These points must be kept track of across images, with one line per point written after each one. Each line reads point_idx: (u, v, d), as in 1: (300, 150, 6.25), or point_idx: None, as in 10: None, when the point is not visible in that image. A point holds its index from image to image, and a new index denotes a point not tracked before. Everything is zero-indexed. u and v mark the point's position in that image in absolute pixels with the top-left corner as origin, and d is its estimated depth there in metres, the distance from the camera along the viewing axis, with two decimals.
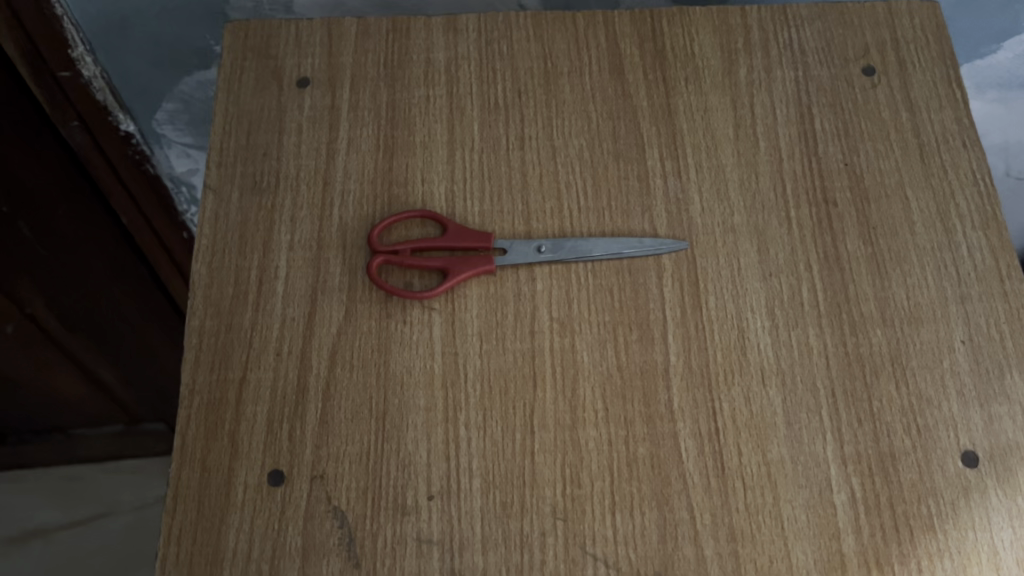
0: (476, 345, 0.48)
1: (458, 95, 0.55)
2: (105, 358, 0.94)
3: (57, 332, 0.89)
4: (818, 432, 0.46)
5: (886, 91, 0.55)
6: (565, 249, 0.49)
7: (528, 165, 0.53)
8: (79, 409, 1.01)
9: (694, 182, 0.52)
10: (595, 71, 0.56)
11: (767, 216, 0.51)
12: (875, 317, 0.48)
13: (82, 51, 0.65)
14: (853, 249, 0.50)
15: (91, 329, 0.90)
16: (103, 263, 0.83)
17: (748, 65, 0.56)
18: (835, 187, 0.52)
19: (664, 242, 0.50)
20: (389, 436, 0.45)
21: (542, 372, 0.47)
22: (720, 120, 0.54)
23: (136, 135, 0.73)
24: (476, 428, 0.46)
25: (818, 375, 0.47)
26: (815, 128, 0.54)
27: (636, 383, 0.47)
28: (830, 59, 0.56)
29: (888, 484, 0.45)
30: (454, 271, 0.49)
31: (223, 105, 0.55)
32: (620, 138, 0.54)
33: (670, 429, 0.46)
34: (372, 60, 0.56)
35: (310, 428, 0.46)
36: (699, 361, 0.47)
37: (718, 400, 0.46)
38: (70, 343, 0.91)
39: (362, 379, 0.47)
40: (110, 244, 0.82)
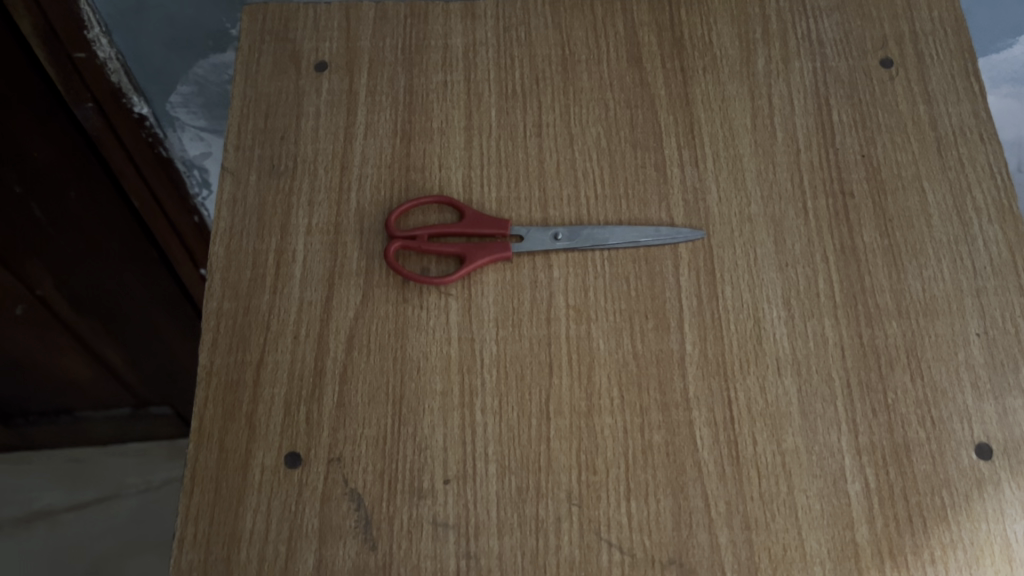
0: (492, 331, 0.48)
1: (476, 81, 0.55)
2: (110, 337, 0.93)
3: (67, 315, 0.89)
4: (833, 422, 0.46)
5: (904, 84, 0.55)
6: (583, 237, 0.50)
7: (545, 152, 0.53)
8: (84, 392, 1.00)
9: (710, 171, 0.52)
10: (612, 58, 0.56)
11: (784, 206, 0.51)
12: (891, 310, 0.49)
13: (98, 32, 0.65)
14: (870, 240, 0.51)
15: (102, 313, 0.90)
16: (114, 252, 0.84)
17: (766, 55, 0.56)
18: (851, 179, 0.52)
19: (680, 230, 0.50)
20: (406, 420, 0.46)
21: (559, 359, 0.47)
22: (738, 110, 0.54)
23: (149, 118, 0.73)
24: (492, 413, 0.46)
25: (833, 366, 0.47)
26: (832, 120, 0.54)
27: (652, 371, 0.47)
28: (846, 51, 0.56)
29: (902, 475, 0.45)
30: (471, 257, 0.49)
31: (241, 88, 0.55)
32: (638, 126, 0.54)
33: (686, 417, 0.46)
34: (390, 45, 0.56)
35: (327, 411, 0.46)
36: (715, 350, 0.47)
37: (734, 390, 0.46)
38: (79, 327, 0.91)
39: (380, 362, 0.47)
40: (118, 234, 0.82)
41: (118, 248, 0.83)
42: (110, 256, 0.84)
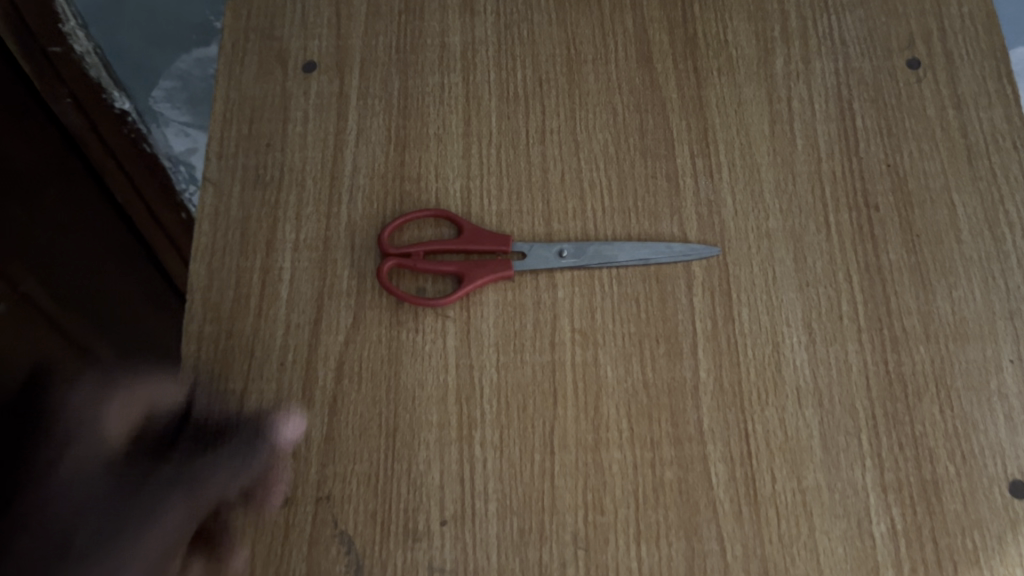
0: (493, 357, 0.45)
1: (475, 83, 0.52)
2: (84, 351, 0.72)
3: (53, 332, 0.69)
4: (856, 457, 0.43)
5: (932, 86, 0.52)
6: (589, 254, 0.46)
7: (549, 161, 0.50)
8: None
9: (726, 181, 0.49)
10: (621, 58, 0.53)
11: (804, 220, 0.48)
12: (918, 334, 0.46)
13: (75, 25, 0.66)
14: (895, 257, 0.47)
15: None
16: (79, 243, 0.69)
17: (785, 55, 0.53)
18: (876, 191, 0.49)
19: (694, 247, 0.47)
20: (400, 455, 0.43)
21: (563, 387, 0.44)
22: (755, 115, 0.51)
23: (132, 113, 0.70)
24: (493, 448, 0.43)
25: (857, 395, 0.44)
26: (855, 126, 0.51)
27: (663, 402, 0.44)
28: (871, 50, 0.53)
29: (931, 515, 0.42)
30: (470, 277, 0.46)
31: (224, 90, 0.51)
32: (648, 132, 0.50)
33: (699, 452, 0.43)
34: (383, 44, 0.53)
35: (315, 445, 0.43)
36: (731, 379, 0.44)
37: (752, 422, 0.43)
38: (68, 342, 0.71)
39: (372, 392, 0.44)
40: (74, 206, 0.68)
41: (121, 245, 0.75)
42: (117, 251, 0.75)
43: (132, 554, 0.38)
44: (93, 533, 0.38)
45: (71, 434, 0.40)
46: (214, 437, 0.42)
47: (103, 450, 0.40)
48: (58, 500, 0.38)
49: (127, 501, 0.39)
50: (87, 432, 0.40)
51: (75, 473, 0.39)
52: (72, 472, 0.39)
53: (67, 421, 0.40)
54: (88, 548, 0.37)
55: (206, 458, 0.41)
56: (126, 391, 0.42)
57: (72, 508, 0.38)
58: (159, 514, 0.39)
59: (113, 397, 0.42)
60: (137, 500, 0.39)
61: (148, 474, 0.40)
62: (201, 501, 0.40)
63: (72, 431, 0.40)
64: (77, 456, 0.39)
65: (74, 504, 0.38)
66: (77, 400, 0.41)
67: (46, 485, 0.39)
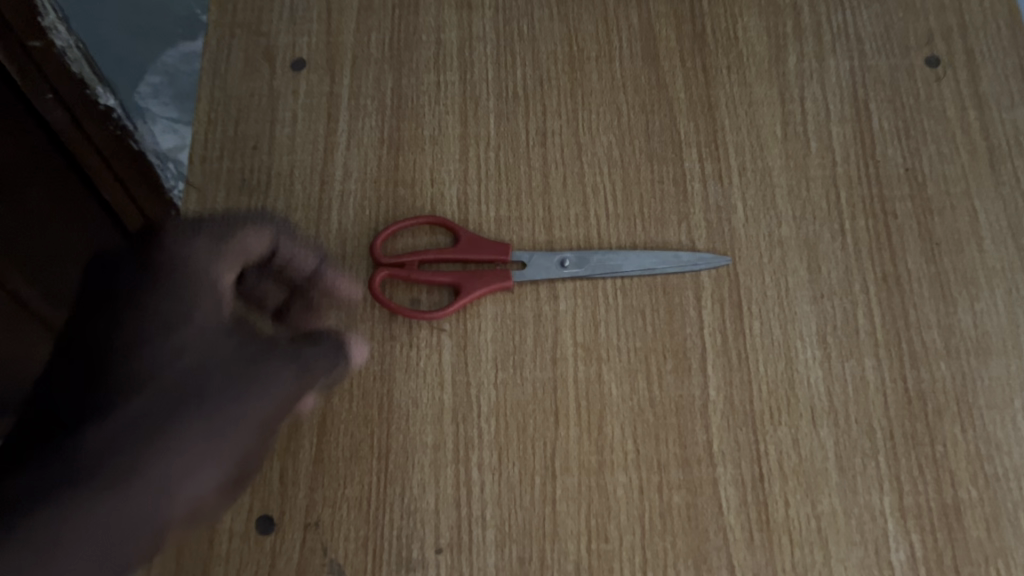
0: (491, 374, 0.42)
1: (473, 82, 0.49)
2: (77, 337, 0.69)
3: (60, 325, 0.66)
4: (873, 480, 0.41)
5: (952, 85, 0.49)
6: (592, 264, 0.44)
7: (550, 165, 0.47)
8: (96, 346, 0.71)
9: (736, 186, 0.47)
10: (626, 55, 0.50)
11: (818, 228, 0.46)
12: (938, 348, 0.43)
13: (55, 19, 0.58)
14: (914, 267, 0.45)
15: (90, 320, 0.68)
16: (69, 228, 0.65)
17: (798, 52, 0.50)
18: (893, 197, 0.46)
19: (702, 256, 0.44)
20: (393, 478, 0.40)
21: (565, 405, 0.42)
22: (766, 116, 0.48)
23: (117, 109, 0.66)
24: (491, 471, 0.40)
25: (874, 414, 0.42)
26: (872, 128, 0.48)
27: (670, 421, 0.42)
28: (888, 47, 0.50)
29: (953, 542, 0.40)
30: (467, 288, 0.44)
31: (209, 88, 0.49)
32: (654, 134, 0.48)
33: (709, 474, 0.41)
34: (376, 40, 0.50)
35: (304, 468, 0.41)
36: (742, 397, 0.42)
37: (764, 443, 0.41)
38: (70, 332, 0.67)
39: (363, 411, 0.42)
40: (73, 190, 0.64)
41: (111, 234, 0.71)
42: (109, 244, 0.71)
43: (223, 408, 0.31)
44: (174, 347, 0.32)
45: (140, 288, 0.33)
46: (303, 339, 0.35)
47: (192, 305, 0.33)
48: (145, 331, 0.32)
49: (217, 347, 0.32)
50: (202, 281, 0.34)
51: (156, 325, 0.32)
52: (167, 331, 0.32)
53: (182, 265, 0.34)
54: (184, 395, 0.31)
55: (314, 342, 0.35)
56: (220, 227, 0.36)
57: (163, 339, 0.32)
58: (269, 365, 0.33)
59: (215, 236, 0.36)
60: (243, 352, 0.33)
61: (241, 342, 0.33)
62: (302, 387, 0.33)
63: (153, 280, 0.33)
64: (128, 327, 0.32)
65: (171, 334, 0.32)
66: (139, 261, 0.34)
67: (153, 352, 0.31)
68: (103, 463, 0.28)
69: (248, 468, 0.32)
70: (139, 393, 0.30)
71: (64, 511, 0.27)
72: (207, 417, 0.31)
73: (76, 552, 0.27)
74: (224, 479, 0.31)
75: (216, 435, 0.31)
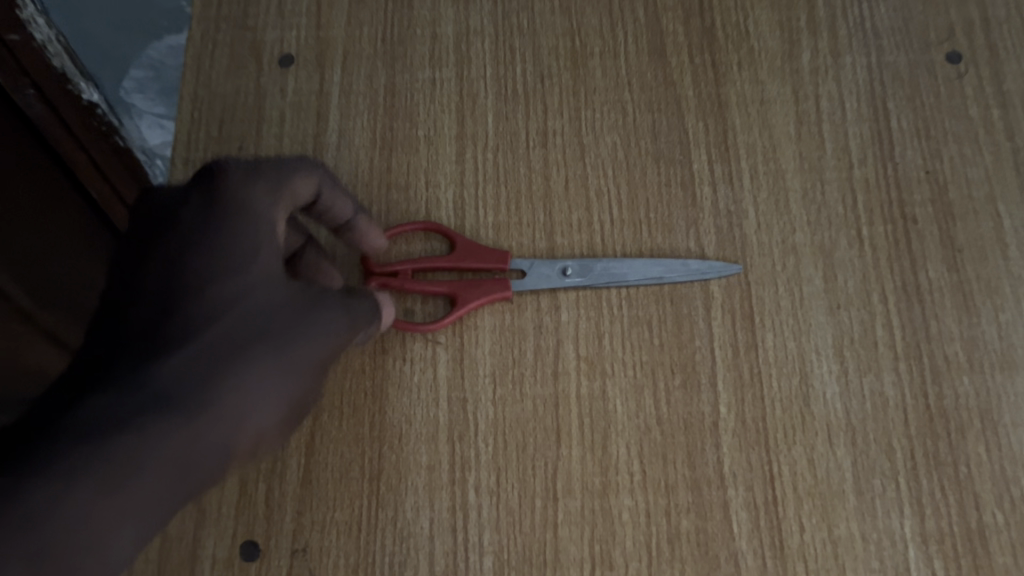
0: (488, 390, 0.40)
1: (470, 79, 0.47)
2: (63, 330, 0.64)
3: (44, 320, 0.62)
4: (893, 504, 0.39)
5: (975, 82, 0.46)
6: (596, 272, 0.41)
7: (551, 167, 0.45)
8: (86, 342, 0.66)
9: (748, 190, 0.44)
10: (631, 51, 0.48)
11: (834, 234, 0.43)
12: (961, 363, 0.41)
13: (33, 11, 0.55)
14: (935, 276, 0.42)
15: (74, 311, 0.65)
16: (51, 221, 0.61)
17: (812, 47, 0.48)
18: (913, 201, 0.44)
19: (711, 264, 0.42)
20: (385, 502, 0.38)
21: (567, 424, 0.40)
22: (779, 115, 0.46)
23: (102, 105, 0.63)
24: (488, 493, 0.38)
25: (893, 433, 0.40)
26: (891, 128, 0.46)
27: (678, 440, 0.39)
28: (907, 42, 0.48)
29: (977, 570, 0.37)
30: (463, 297, 0.41)
31: (193, 86, 0.46)
32: (661, 135, 0.46)
33: (719, 497, 0.38)
34: (368, 35, 0.48)
35: (291, 490, 0.39)
36: (754, 415, 0.40)
37: (777, 463, 0.39)
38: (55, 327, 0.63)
39: (353, 430, 0.39)
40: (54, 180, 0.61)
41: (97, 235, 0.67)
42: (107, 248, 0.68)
43: (288, 346, 0.33)
44: (238, 288, 0.33)
45: (202, 230, 0.34)
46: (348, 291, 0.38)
47: (249, 253, 0.34)
48: (206, 272, 0.33)
49: (277, 292, 0.34)
50: (255, 226, 0.35)
51: (219, 264, 0.33)
52: (228, 272, 0.33)
53: (239, 207, 0.35)
54: (256, 329, 0.33)
55: (345, 301, 0.37)
56: (276, 170, 0.37)
57: (226, 279, 0.33)
58: (321, 314, 0.35)
59: (270, 179, 0.37)
60: (298, 299, 0.35)
61: (300, 289, 0.35)
62: (350, 337, 0.36)
63: (214, 223, 0.34)
64: (195, 261, 0.33)
65: (231, 276, 0.33)
66: (199, 205, 0.35)
67: (233, 291, 0.33)
68: (188, 385, 0.30)
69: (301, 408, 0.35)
70: (217, 323, 0.32)
71: (163, 431, 0.29)
72: (283, 354, 0.33)
73: (165, 470, 0.29)
74: (283, 414, 0.33)
75: (281, 370, 0.33)
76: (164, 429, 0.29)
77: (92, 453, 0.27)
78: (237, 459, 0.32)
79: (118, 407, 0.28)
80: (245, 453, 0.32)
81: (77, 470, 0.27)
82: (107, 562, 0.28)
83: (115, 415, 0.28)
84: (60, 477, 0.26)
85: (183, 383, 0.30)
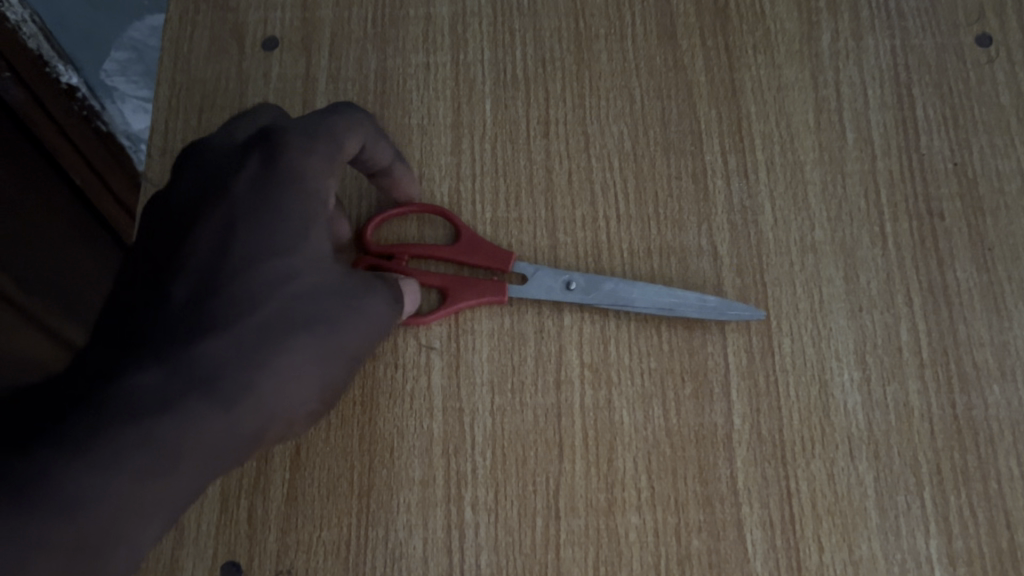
0: (486, 399, 0.37)
1: (467, 63, 0.44)
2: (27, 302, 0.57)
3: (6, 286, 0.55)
4: (919, 522, 0.36)
5: (1006, 68, 0.43)
6: (603, 292, 0.38)
7: (554, 158, 0.42)
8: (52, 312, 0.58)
9: (763, 183, 0.41)
10: (639, 33, 0.45)
11: (856, 231, 0.41)
12: (992, 370, 0.38)
13: None
14: (964, 277, 0.40)
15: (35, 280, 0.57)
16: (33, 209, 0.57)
17: (833, 29, 0.45)
18: (941, 195, 0.41)
19: (737, 308, 0.38)
20: (375, 520, 0.36)
21: (570, 436, 0.37)
22: (797, 101, 0.43)
23: (81, 87, 0.62)
24: (486, 511, 0.36)
25: (920, 446, 0.37)
26: (916, 116, 0.43)
27: (689, 454, 0.37)
28: (933, 24, 0.45)
29: None
30: (455, 295, 0.39)
31: (170, 71, 0.44)
32: (672, 124, 0.43)
33: (733, 515, 0.36)
34: (358, 16, 0.45)
35: (275, 508, 0.36)
36: (770, 427, 0.37)
37: (795, 479, 0.36)
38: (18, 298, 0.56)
39: (342, 442, 0.37)
40: (36, 169, 0.57)
41: (94, 232, 0.62)
42: (105, 248, 0.63)
43: (327, 337, 0.33)
44: (279, 274, 0.33)
45: (250, 202, 0.34)
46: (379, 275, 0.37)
47: (294, 237, 0.33)
48: (254, 254, 0.33)
49: (322, 278, 0.34)
50: (304, 202, 0.34)
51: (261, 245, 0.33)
52: (273, 253, 0.33)
53: (290, 178, 0.34)
54: (295, 318, 0.33)
55: (389, 284, 0.36)
56: (331, 133, 0.35)
57: (270, 261, 0.33)
58: (362, 302, 0.34)
59: (325, 151, 0.35)
60: (343, 286, 0.34)
61: (346, 272, 0.35)
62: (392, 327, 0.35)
63: (263, 194, 0.34)
64: (240, 237, 0.33)
65: (277, 257, 0.33)
66: (249, 173, 0.34)
67: (273, 278, 0.33)
68: (222, 373, 0.31)
69: (335, 392, 0.34)
70: (257, 309, 0.32)
71: (183, 423, 0.29)
72: (318, 344, 0.33)
73: (192, 461, 0.30)
74: (318, 403, 0.33)
75: (318, 360, 0.33)
76: (195, 418, 0.30)
77: (117, 442, 0.28)
78: (269, 441, 0.33)
79: (152, 393, 0.29)
80: (276, 439, 0.33)
81: (107, 461, 0.28)
82: (132, 541, 0.29)
83: (150, 401, 0.29)
84: (84, 465, 0.27)
85: (222, 367, 0.31)
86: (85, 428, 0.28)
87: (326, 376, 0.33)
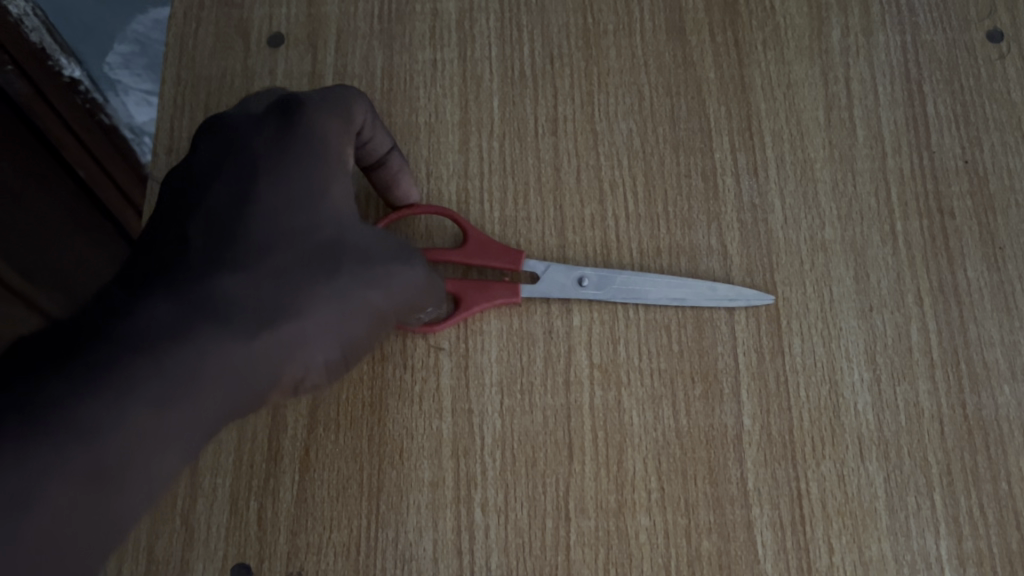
0: (495, 400, 0.37)
1: (474, 60, 0.43)
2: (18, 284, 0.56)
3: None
4: (928, 523, 0.36)
5: (1017, 64, 0.43)
6: (615, 287, 0.38)
7: (562, 156, 0.42)
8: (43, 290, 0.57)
9: (773, 181, 0.41)
10: (648, 29, 0.44)
11: (867, 229, 0.40)
12: (1002, 370, 0.38)
13: None
14: (974, 276, 0.39)
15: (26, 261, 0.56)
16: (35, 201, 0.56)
17: (843, 25, 0.44)
18: (951, 193, 0.41)
19: (742, 293, 0.38)
20: (385, 521, 0.36)
21: (580, 437, 0.37)
22: (807, 97, 0.43)
23: (84, 81, 0.61)
24: (496, 512, 0.36)
25: (929, 446, 0.37)
26: (927, 113, 0.42)
27: (699, 456, 0.37)
28: (945, 19, 0.44)
29: None
30: (467, 301, 0.39)
31: (175, 69, 0.43)
32: (681, 121, 0.42)
33: (743, 517, 0.36)
34: (364, 12, 0.45)
35: (285, 509, 0.36)
36: (781, 428, 0.37)
37: (805, 480, 0.36)
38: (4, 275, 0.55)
39: (351, 444, 0.37)
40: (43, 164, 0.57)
41: (97, 223, 0.61)
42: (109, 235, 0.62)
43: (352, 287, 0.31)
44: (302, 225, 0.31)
45: (273, 158, 0.32)
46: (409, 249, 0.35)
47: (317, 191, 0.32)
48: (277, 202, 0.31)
49: (344, 230, 0.32)
50: (325, 163, 0.33)
51: (283, 192, 0.31)
52: (297, 204, 0.31)
53: (313, 139, 0.33)
54: (318, 264, 0.30)
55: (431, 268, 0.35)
56: (346, 108, 0.35)
57: (294, 212, 0.31)
58: (393, 261, 0.32)
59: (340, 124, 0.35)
60: (371, 244, 0.32)
61: (372, 234, 0.33)
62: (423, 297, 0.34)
63: (285, 151, 0.32)
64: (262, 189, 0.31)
65: (301, 209, 0.31)
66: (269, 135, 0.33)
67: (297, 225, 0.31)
68: (243, 310, 0.28)
69: (356, 352, 0.32)
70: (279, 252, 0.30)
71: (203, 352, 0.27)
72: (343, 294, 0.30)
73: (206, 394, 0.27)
74: (337, 355, 0.31)
75: (342, 308, 0.30)
76: (212, 346, 0.27)
77: (134, 364, 0.25)
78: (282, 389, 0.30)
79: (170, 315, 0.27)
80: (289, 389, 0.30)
81: (125, 382, 0.25)
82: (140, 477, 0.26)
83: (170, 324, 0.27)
84: (103, 386, 0.25)
85: (242, 303, 0.28)
86: (103, 352, 0.25)
87: (348, 330, 0.31)
